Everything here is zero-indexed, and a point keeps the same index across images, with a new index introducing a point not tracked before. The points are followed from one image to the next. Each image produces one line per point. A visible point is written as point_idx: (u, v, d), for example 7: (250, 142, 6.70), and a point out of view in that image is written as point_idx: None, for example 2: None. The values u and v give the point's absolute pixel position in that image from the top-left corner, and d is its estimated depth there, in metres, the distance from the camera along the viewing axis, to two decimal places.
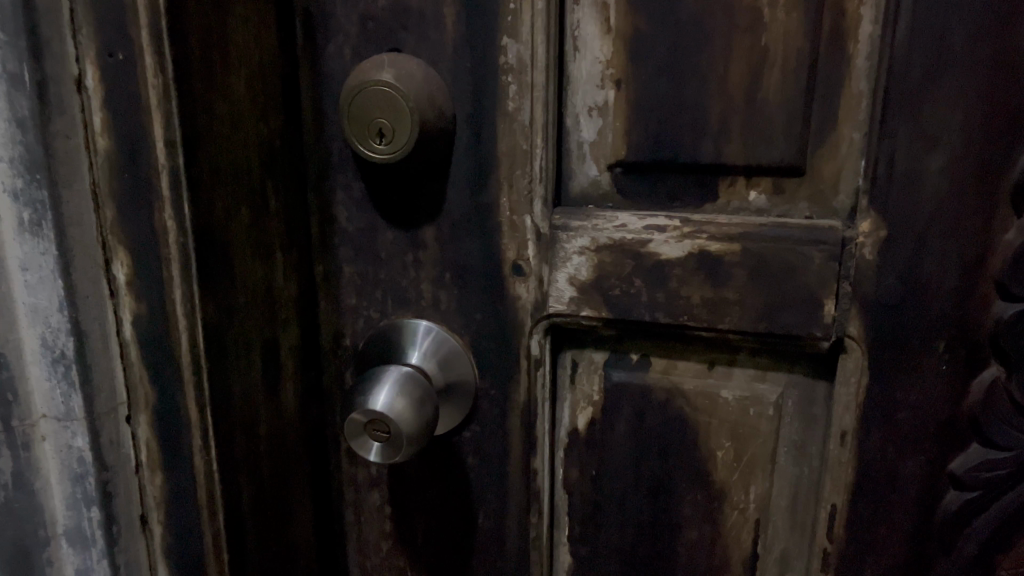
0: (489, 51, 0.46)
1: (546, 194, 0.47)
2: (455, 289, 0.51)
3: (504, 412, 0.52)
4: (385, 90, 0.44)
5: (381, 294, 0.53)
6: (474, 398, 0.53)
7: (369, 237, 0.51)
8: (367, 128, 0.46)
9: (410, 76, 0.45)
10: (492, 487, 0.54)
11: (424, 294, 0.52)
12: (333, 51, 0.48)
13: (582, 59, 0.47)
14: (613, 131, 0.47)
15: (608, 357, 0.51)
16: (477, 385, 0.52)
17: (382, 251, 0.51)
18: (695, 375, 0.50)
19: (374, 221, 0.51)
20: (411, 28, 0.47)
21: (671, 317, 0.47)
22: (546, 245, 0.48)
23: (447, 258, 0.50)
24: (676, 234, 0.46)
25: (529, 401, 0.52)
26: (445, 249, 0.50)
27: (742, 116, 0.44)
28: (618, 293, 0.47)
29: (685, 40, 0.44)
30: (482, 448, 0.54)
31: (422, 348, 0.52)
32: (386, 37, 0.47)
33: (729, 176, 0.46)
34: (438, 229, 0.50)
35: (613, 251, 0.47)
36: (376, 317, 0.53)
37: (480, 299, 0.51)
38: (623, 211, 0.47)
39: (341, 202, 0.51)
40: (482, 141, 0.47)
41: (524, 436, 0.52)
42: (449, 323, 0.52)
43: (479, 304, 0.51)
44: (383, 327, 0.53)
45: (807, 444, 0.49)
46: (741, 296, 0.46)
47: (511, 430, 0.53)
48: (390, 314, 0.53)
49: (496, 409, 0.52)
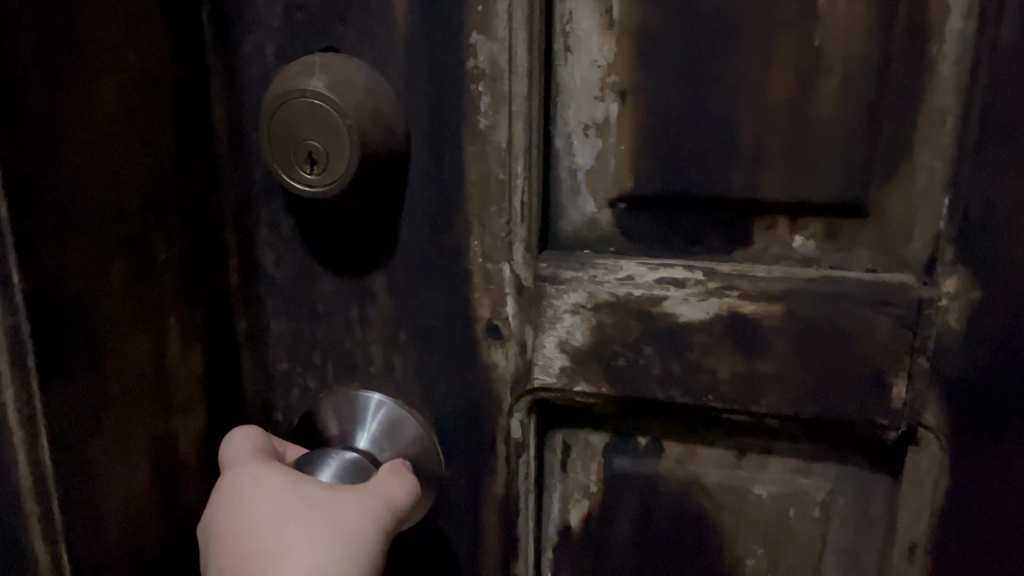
0: (454, 53, 0.35)
1: (529, 237, 0.37)
2: (413, 354, 0.40)
3: (478, 506, 0.41)
4: (313, 100, 0.34)
5: (321, 359, 0.41)
6: (438, 491, 0.41)
7: (305, 288, 0.40)
8: (292, 152, 0.35)
9: (346, 82, 0.35)
10: None
11: (374, 360, 0.41)
12: (251, 50, 0.37)
13: (575, 62, 0.35)
14: (615, 156, 0.36)
15: (610, 440, 0.40)
16: (442, 475, 0.41)
17: (322, 306, 0.40)
18: (718, 466, 0.39)
19: (309, 267, 0.40)
20: (352, 21, 0.35)
21: (691, 396, 0.37)
22: (529, 300, 0.37)
23: (403, 316, 0.39)
24: (698, 291, 0.36)
25: (509, 495, 0.41)
26: (400, 305, 0.39)
27: (786, 138, 0.34)
28: (623, 364, 0.37)
29: (710, 38, 0.33)
30: (448, 552, 0.42)
31: (372, 430, 0.41)
32: (320, 33, 0.36)
33: (767, 216, 0.35)
34: (391, 279, 0.39)
35: (616, 311, 0.37)
36: (314, 386, 0.42)
37: (445, 370, 0.40)
38: (628, 257, 0.37)
39: (267, 242, 0.40)
40: (446, 169, 0.36)
41: (500, 538, 0.42)
42: (408, 396, 0.41)
43: (444, 375, 0.40)
44: (324, 400, 0.42)
45: (862, 553, 0.39)
46: (783, 371, 0.36)
47: (486, 532, 0.42)
48: (331, 382, 0.42)
49: (466, 504, 0.41)
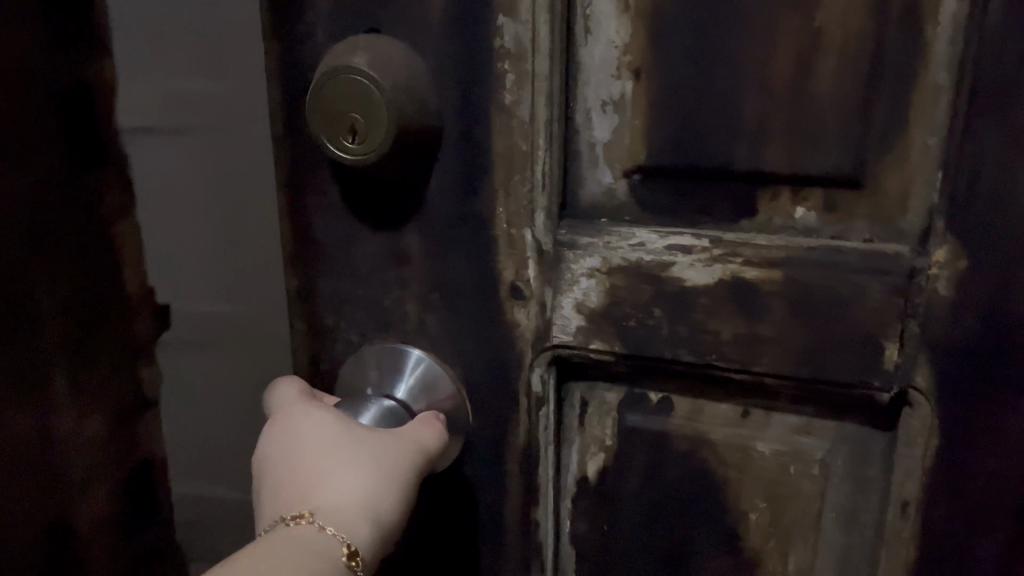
0: (483, 34, 0.38)
1: (550, 204, 0.40)
2: (444, 312, 0.43)
3: (501, 455, 0.45)
4: (358, 79, 0.38)
5: (362, 315, 0.45)
6: (465, 439, 0.45)
7: (348, 249, 0.44)
8: (336, 123, 0.39)
9: (386, 62, 0.38)
10: (485, 542, 0.47)
11: (409, 317, 0.44)
12: (299, 30, 0.41)
13: (594, 43, 0.38)
14: (630, 131, 0.39)
15: (624, 397, 0.44)
16: (469, 425, 0.45)
17: (363, 266, 0.44)
18: (724, 424, 0.42)
19: (351, 230, 0.44)
20: (392, 4, 0.39)
21: (696, 355, 0.40)
22: (549, 263, 0.41)
23: (436, 276, 0.43)
24: (704, 257, 0.38)
25: (530, 445, 0.44)
26: (433, 266, 0.43)
27: (787, 115, 0.36)
28: (634, 324, 0.40)
29: (716, 20, 0.36)
30: (474, 496, 0.46)
31: (409, 381, 0.45)
32: (363, 15, 0.40)
33: (771, 188, 0.38)
34: (426, 242, 0.42)
35: (628, 275, 0.40)
36: (356, 340, 0.46)
37: (472, 327, 0.43)
38: (642, 225, 0.40)
39: (313, 207, 0.44)
40: (474, 141, 0.40)
41: (522, 485, 0.45)
42: (439, 351, 0.44)
43: (472, 332, 0.43)
44: (365, 351, 0.46)
45: (861, 510, 0.41)
46: (782, 334, 0.38)
47: (509, 478, 0.45)
48: (371, 337, 0.46)
49: (491, 453, 0.45)
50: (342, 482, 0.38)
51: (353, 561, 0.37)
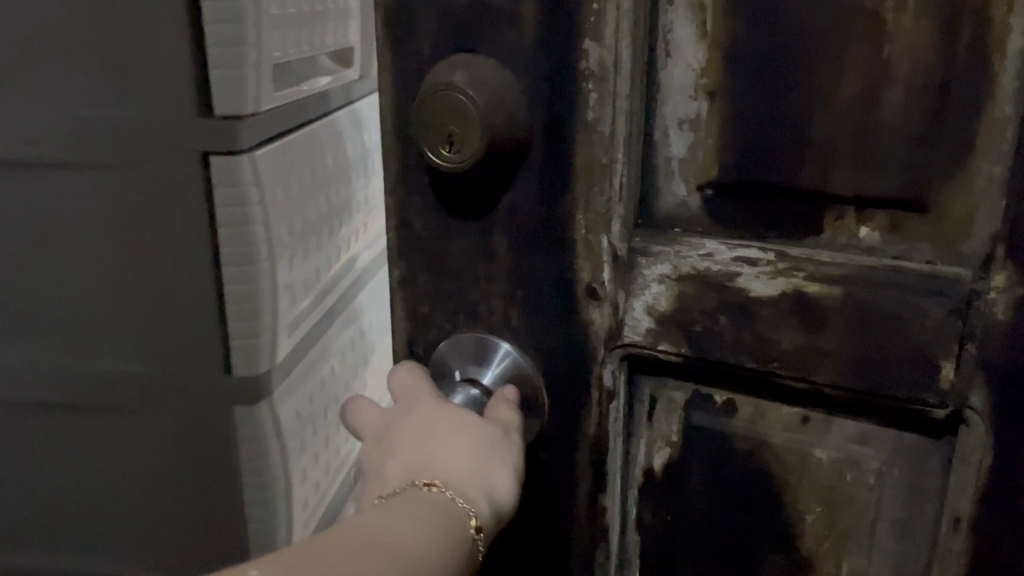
0: (569, 56, 0.41)
1: (626, 214, 0.43)
2: (526, 308, 0.47)
3: (574, 442, 0.48)
4: (458, 96, 0.41)
5: (453, 307, 0.50)
6: (541, 426, 0.49)
7: (442, 247, 0.48)
8: (436, 134, 0.43)
9: (483, 80, 0.42)
10: (556, 521, 0.50)
11: (494, 311, 0.48)
12: (402, 48, 0.45)
13: (673, 66, 0.41)
14: (704, 148, 0.41)
15: (690, 397, 0.46)
16: (545, 413, 0.48)
17: (455, 262, 0.48)
18: (785, 429, 0.44)
19: (446, 229, 0.48)
20: (487, 27, 0.42)
21: (758, 362, 0.42)
22: (624, 268, 0.44)
23: (519, 275, 0.47)
24: (768, 270, 0.41)
25: (600, 434, 0.48)
26: (518, 266, 0.46)
27: (854, 140, 0.38)
28: (700, 329, 0.43)
29: (790, 48, 0.37)
30: (547, 478, 0.50)
31: (496, 369, 0.49)
32: (460, 36, 0.43)
33: (837, 207, 0.39)
34: (511, 243, 0.46)
35: (696, 283, 0.42)
36: (447, 328, 0.50)
37: (552, 323, 0.47)
38: (712, 236, 0.42)
39: (413, 206, 0.48)
40: (559, 153, 0.43)
41: (592, 471, 0.48)
42: (521, 344, 0.48)
43: (551, 328, 0.47)
44: (455, 338, 0.50)
45: (916, 522, 0.42)
46: (840, 347, 0.40)
47: (579, 463, 0.49)
48: (460, 326, 0.50)
49: (564, 439, 0.48)
50: (452, 462, 0.43)
51: (476, 531, 0.42)
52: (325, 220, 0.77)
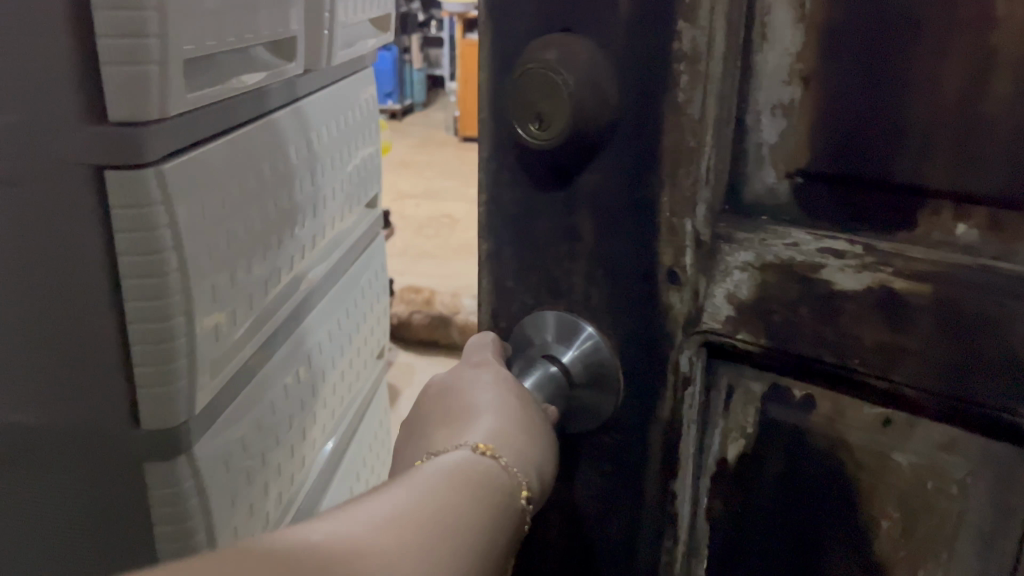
0: (662, 38, 0.41)
1: (712, 198, 0.43)
2: (607, 288, 0.47)
3: (646, 426, 0.48)
4: (548, 74, 0.42)
5: (537, 282, 0.51)
6: (617, 407, 0.49)
7: (530, 222, 0.49)
8: (527, 111, 0.43)
9: (575, 62, 0.42)
10: (625, 501, 0.50)
11: (576, 289, 0.49)
12: (504, 26, 0.46)
13: (769, 50, 0.40)
14: (796, 134, 0.40)
15: (768, 389, 0.45)
16: (621, 394, 0.48)
17: (542, 238, 0.49)
18: (864, 429, 0.42)
19: (535, 206, 0.49)
20: (583, 6, 0.43)
21: (838, 357, 0.41)
22: (707, 253, 0.43)
23: (604, 254, 0.47)
24: (855, 263, 0.39)
25: (675, 419, 0.47)
26: (602, 245, 0.47)
27: (953, 131, 0.36)
28: (780, 320, 0.42)
29: (891, 33, 0.36)
30: (619, 457, 0.50)
31: (581, 346, 0.49)
32: (558, 15, 0.44)
33: (933, 201, 0.38)
34: (596, 222, 0.46)
35: (780, 272, 0.42)
36: (530, 303, 0.51)
37: (632, 305, 0.47)
38: (800, 225, 0.41)
39: (504, 182, 0.49)
40: (647, 134, 0.43)
41: (664, 456, 0.48)
42: (601, 323, 0.48)
43: (630, 309, 0.47)
44: (541, 313, 0.51)
45: (1001, 540, 0.40)
46: (925, 348, 0.38)
47: (652, 448, 0.48)
48: (543, 302, 0.51)
49: (638, 421, 0.48)
50: (507, 435, 0.45)
51: (526, 502, 0.44)
52: (235, 232, 0.82)
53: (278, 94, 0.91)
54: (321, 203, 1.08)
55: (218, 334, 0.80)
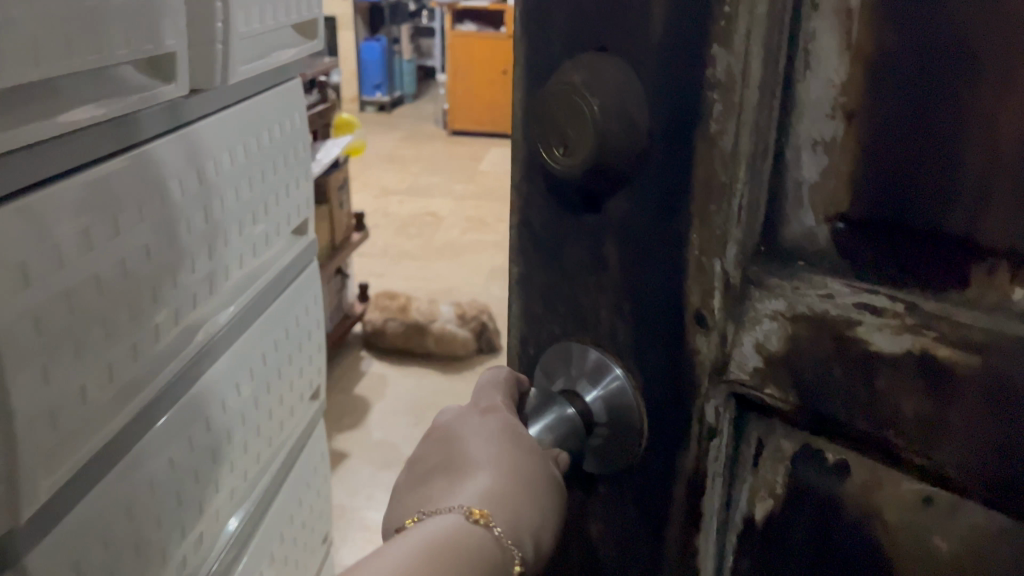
0: (694, 62, 0.36)
1: (745, 237, 0.38)
2: (632, 325, 0.43)
3: (666, 476, 0.44)
4: (574, 97, 0.39)
5: (565, 310, 0.47)
6: (636, 453, 0.45)
7: (560, 246, 0.46)
8: (551, 134, 0.41)
9: (603, 85, 0.39)
10: (647, 551, 0.46)
11: (602, 322, 0.45)
12: (540, 40, 0.42)
13: (813, 79, 0.35)
14: (839, 174, 0.36)
15: (798, 449, 0.41)
16: (642, 440, 0.44)
17: (571, 265, 0.46)
18: (903, 504, 0.37)
19: (564, 231, 0.45)
20: (618, 23, 0.39)
21: (872, 425, 0.37)
22: (736, 298, 0.39)
23: (630, 287, 0.43)
24: (894, 324, 0.35)
25: (698, 473, 0.42)
26: (628, 279, 0.43)
27: (1012, 181, 0.31)
28: (810, 379, 0.38)
29: (944, 68, 0.32)
30: (639, 505, 0.46)
31: (603, 386, 0.45)
32: (592, 31, 0.40)
33: (989, 260, 0.33)
34: (624, 254, 0.42)
35: (812, 326, 0.37)
36: (558, 332, 0.48)
37: (654, 348, 0.42)
38: (841, 275, 0.37)
39: (535, 204, 0.46)
40: (678, 166, 0.38)
41: (684, 512, 0.44)
42: (625, 362, 0.44)
43: (653, 351, 0.43)
44: (568, 343, 0.47)
45: None
46: (969, 425, 0.33)
47: (671, 500, 0.44)
48: (569, 333, 0.48)
49: (659, 471, 0.44)
50: (506, 496, 0.44)
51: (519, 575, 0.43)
52: (161, 247, 0.80)
53: (194, 108, 0.86)
54: (252, 219, 1.03)
55: (111, 373, 0.73)
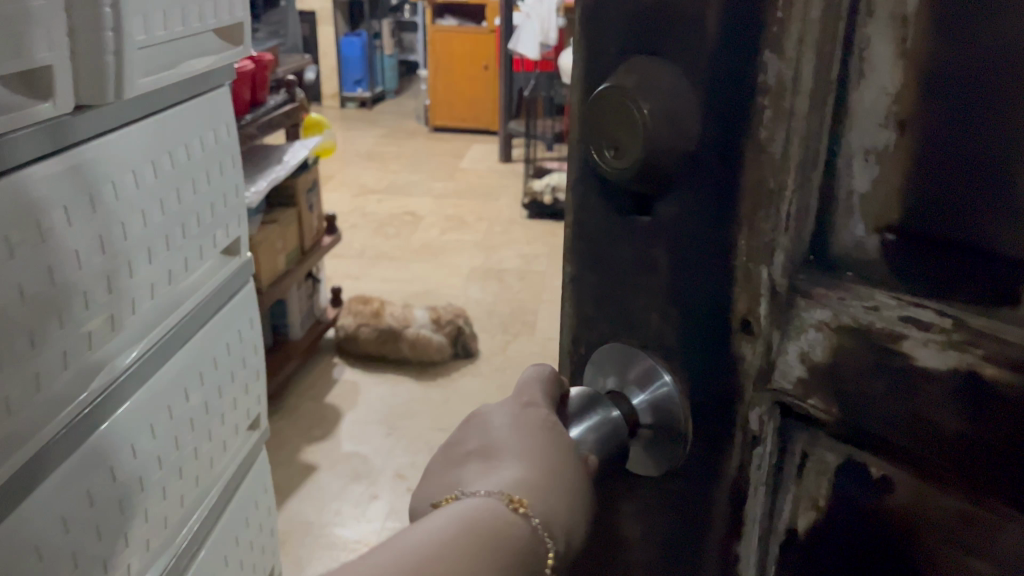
0: (748, 69, 0.36)
1: (792, 246, 0.37)
2: (679, 329, 0.43)
3: (711, 480, 0.43)
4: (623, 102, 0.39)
5: (614, 314, 0.46)
6: (684, 457, 0.44)
7: (608, 249, 0.45)
8: (601, 137, 0.41)
9: (655, 90, 0.38)
10: (690, 554, 0.46)
11: (651, 326, 0.44)
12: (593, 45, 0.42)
13: (867, 87, 0.34)
14: (889, 184, 0.35)
15: (842, 462, 0.39)
16: (689, 444, 0.43)
17: (619, 269, 0.45)
18: (944, 529, 0.35)
19: (613, 235, 0.45)
20: (671, 27, 0.38)
21: (914, 440, 0.35)
22: (782, 307, 0.38)
23: (678, 291, 0.42)
24: (940, 338, 0.33)
25: (740, 478, 0.42)
26: (677, 283, 0.42)
27: None
28: (853, 392, 0.36)
29: (997, 80, 0.30)
30: (683, 508, 0.45)
31: (654, 391, 0.44)
32: (647, 36, 0.39)
33: None
34: (673, 256, 0.42)
35: (856, 337, 0.36)
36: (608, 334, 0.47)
37: (698, 354, 0.42)
38: (891, 284, 0.35)
39: (587, 207, 0.46)
40: (729, 171, 0.38)
41: (728, 515, 0.43)
42: (672, 365, 0.43)
43: (697, 357, 0.42)
44: (615, 346, 0.46)
45: None
46: (1013, 448, 0.32)
47: (717, 503, 0.43)
48: (615, 335, 0.47)
49: (704, 474, 0.43)
50: (542, 485, 0.40)
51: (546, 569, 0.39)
52: (68, 268, 0.76)
53: (106, 115, 0.81)
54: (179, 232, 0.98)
55: (7, 407, 0.69)
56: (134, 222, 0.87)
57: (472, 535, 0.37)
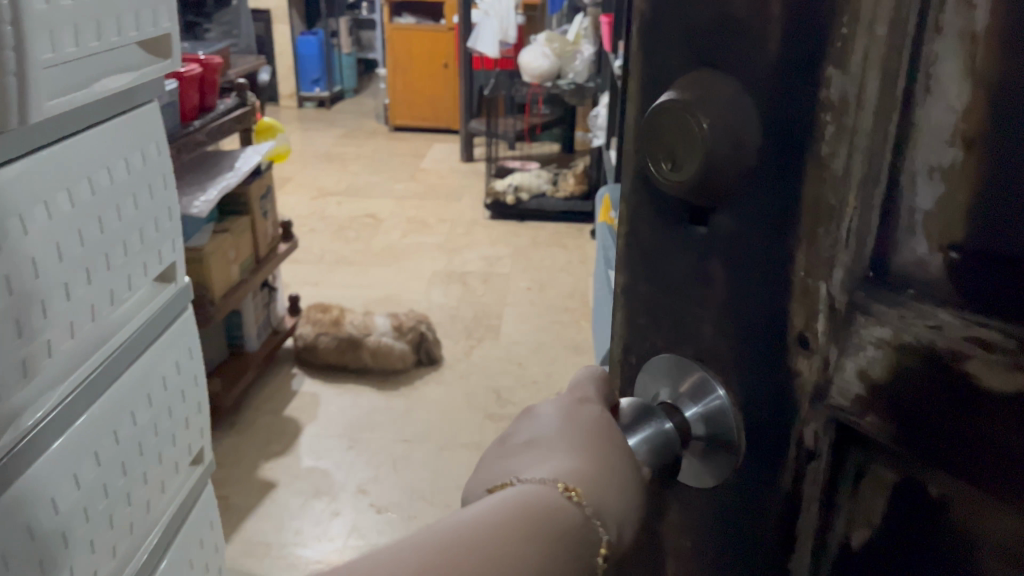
0: (810, 85, 0.35)
1: (853, 263, 0.36)
2: (734, 342, 0.43)
3: (761, 493, 0.43)
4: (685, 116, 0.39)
5: (671, 323, 0.47)
6: (734, 468, 0.44)
7: (669, 259, 0.46)
8: (659, 148, 0.42)
9: (717, 104, 0.39)
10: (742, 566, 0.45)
11: (708, 339, 0.44)
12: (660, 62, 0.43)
13: (933, 103, 0.33)
14: (955, 203, 0.33)
15: (900, 480, 0.38)
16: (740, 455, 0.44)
17: (679, 279, 0.46)
18: (1009, 553, 0.34)
19: (675, 246, 0.45)
20: (736, 44, 0.38)
21: (977, 464, 0.33)
22: (840, 324, 0.37)
23: (733, 303, 0.42)
24: (1006, 359, 0.31)
25: (794, 492, 0.41)
26: (733, 296, 0.42)
27: None
28: (911, 411, 0.35)
29: None
30: (735, 518, 0.45)
31: (705, 403, 0.45)
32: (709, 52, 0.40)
33: None
34: (731, 269, 0.42)
35: (917, 356, 0.34)
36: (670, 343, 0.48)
37: (751, 367, 0.42)
38: (956, 302, 0.33)
39: (645, 219, 0.47)
40: (789, 187, 0.38)
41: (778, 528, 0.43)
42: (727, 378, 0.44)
43: (751, 370, 0.42)
44: (666, 356, 0.48)
45: None
46: None
47: (767, 516, 0.43)
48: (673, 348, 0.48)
49: (754, 487, 0.43)
50: (595, 477, 0.41)
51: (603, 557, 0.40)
52: None
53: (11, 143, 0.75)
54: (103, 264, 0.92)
55: None
56: (48, 256, 0.81)
57: (518, 521, 0.39)
